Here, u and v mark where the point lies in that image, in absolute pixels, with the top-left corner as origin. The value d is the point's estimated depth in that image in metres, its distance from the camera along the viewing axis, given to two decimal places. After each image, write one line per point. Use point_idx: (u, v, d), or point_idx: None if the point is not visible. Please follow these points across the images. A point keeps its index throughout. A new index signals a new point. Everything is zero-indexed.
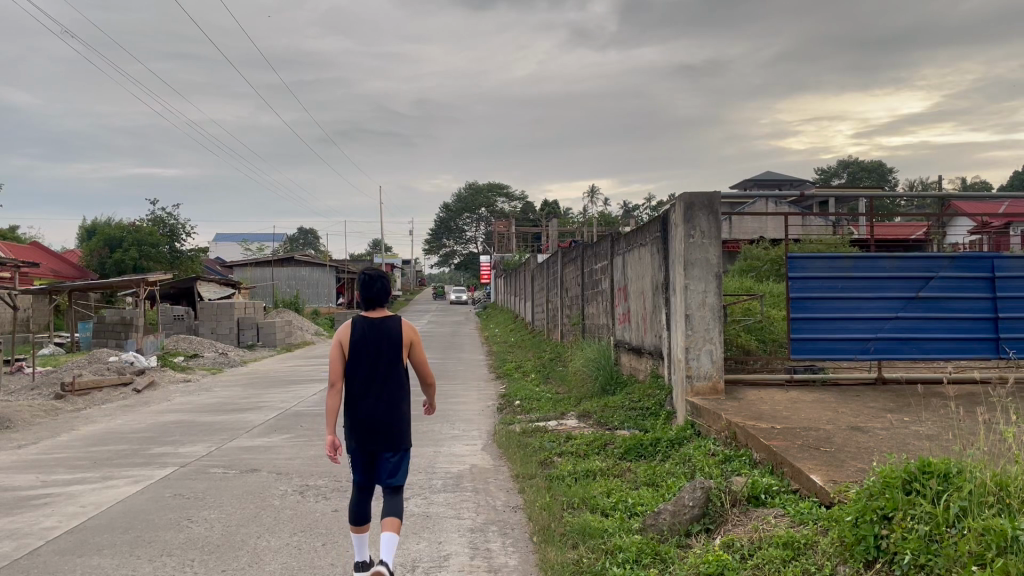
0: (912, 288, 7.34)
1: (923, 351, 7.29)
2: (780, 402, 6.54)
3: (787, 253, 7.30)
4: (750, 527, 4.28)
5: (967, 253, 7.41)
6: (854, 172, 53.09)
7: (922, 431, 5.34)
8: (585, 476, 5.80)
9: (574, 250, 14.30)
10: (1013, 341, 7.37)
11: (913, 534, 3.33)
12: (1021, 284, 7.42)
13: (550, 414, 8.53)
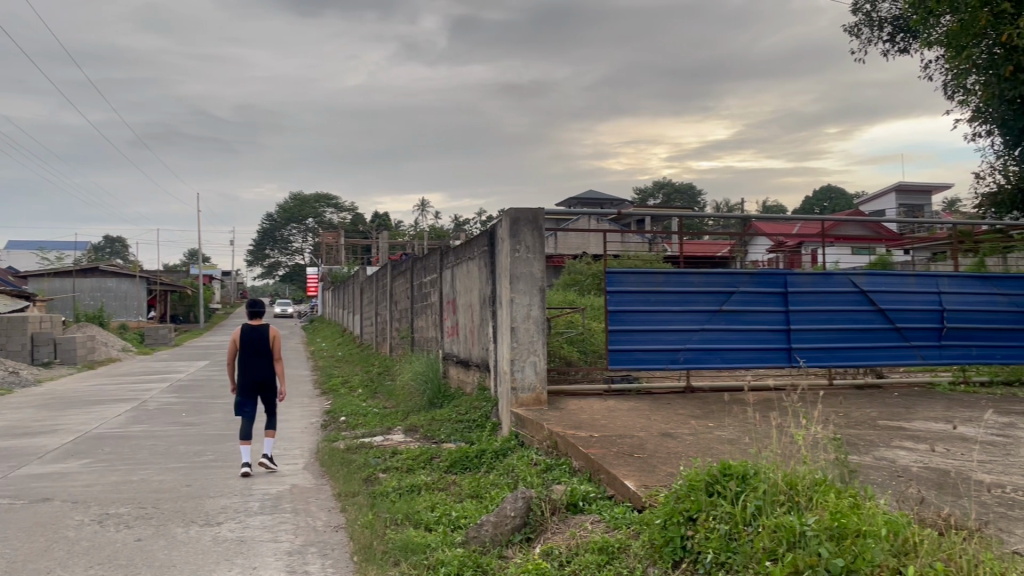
0: (716, 302, 7.88)
1: (726, 360, 7.85)
2: (598, 411, 6.80)
3: (605, 268, 7.59)
4: (568, 535, 4.41)
5: (762, 270, 8.05)
6: (668, 193, 56.31)
7: (724, 436, 5.72)
8: (410, 492, 5.73)
9: (403, 262, 14.22)
10: (803, 351, 8.08)
11: (714, 533, 3.59)
12: (809, 299, 8.16)
13: (375, 429, 8.40)
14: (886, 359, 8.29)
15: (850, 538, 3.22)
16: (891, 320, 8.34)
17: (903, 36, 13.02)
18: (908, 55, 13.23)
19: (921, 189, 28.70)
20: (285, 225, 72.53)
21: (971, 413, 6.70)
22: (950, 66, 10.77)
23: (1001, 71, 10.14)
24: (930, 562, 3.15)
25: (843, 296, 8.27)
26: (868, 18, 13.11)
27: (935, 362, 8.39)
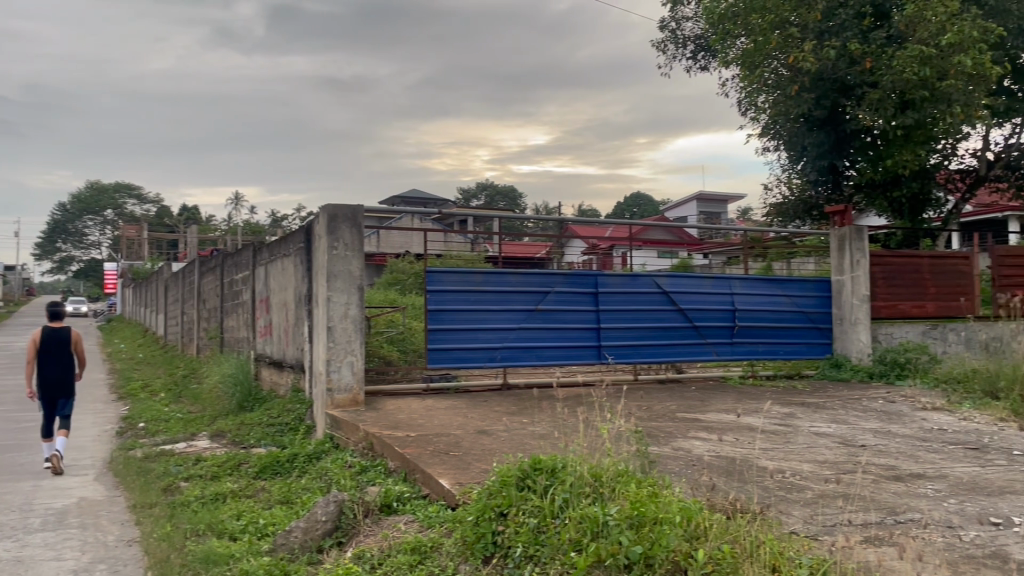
0: (532, 301, 8.09)
1: (541, 358, 8.08)
2: (415, 410, 6.77)
3: (425, 267, 7.57)
4: (380, 537, 4.36)
5: (576, 271, 8.36)
6: (489, 195, 57.16)
7: (536, 432, 5.88)
8: (214, 501, 5.44)
9: (213, 259, 13.50)
10: (612, 348, 8.48)
11: (524, 527, 3.67)
12: (619, 299, 8.57)
13: (178, 435, 7.90)
14: (685, 355, 8.88)
15: (648, 525, 3.40)
16: (690, 319, 8.92)
17: (704, 54, 14.00)
18: (708, 73, 14.26)
19: (718, 198, 30.92)
20: (80, 217, 66.78)
21: (758, 405, 7.30)
22: (745, 84, 11.66)
23: (788, 91, 11.12)
24: (719, 544, 3.39)
25: (649, 297, 8.75)
26: (674, 36, 13.97)
27: (728, 358, 9.09)
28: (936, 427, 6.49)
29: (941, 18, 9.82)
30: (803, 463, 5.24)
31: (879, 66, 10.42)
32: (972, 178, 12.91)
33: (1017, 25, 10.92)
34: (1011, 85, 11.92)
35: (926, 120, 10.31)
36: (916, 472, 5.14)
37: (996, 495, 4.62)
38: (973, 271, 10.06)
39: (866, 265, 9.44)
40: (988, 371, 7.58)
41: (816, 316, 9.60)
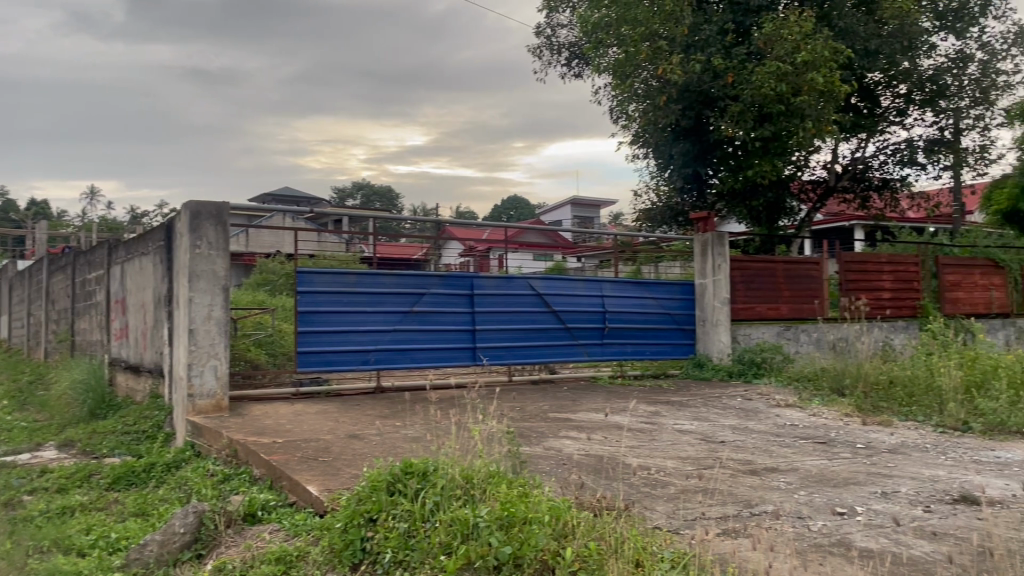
0: (407, 303, 8.01)
1: (415, 360, 8.03)
2: (283, 415, 6.56)
3: (295, 267, 7.34)
4: (243, 547, 4.19)
5: (451, 273, 8.34)
6: (366, 195, 56.29)
7: (409, 435, 5.82)
8: (60, 515, 5.07)
9: (63, 257, 12.64)
10: (486, 350, 8.52)
11: (393, 532, 3.61)
12: (494, 301, 8.62)
13: (20, 446, 7.32)
14: (557, 356, 9.04)
15: (517, 525, 3.42)
16: (562, 321, 9.09)
17: (578, 62, 14.30)
18: (582, 80, 14.58)
19: (591, 203, 31.64)
20: None
21: (626, 404, 7.51)
22: (616, 92, 11.98)
23: (656, 101, 11.50)
24: (586, 541, 3.45)
25: (523, 298, 8.84)
26: (549, 42, 14.21)
27: (599, 358, 9.33)
28: (788, 422, 6.88)
29: (796, 38, 10.45)
30: (667, 460, 5.43)
31: (740, 80, 10.96)
32: (822, 189, 13.78)
33: (862, 48, 11.75)
34: (857, 103, 12.81)
35: (782, 132, 10.93)
36: (770, 465, 5.42)
37: (841, 485, 4.94)
38: (824, 275, 10.60)
39: (727, 270, 9.84)
40: (834, 369, 8.10)
41: (681, 317, 9.99)
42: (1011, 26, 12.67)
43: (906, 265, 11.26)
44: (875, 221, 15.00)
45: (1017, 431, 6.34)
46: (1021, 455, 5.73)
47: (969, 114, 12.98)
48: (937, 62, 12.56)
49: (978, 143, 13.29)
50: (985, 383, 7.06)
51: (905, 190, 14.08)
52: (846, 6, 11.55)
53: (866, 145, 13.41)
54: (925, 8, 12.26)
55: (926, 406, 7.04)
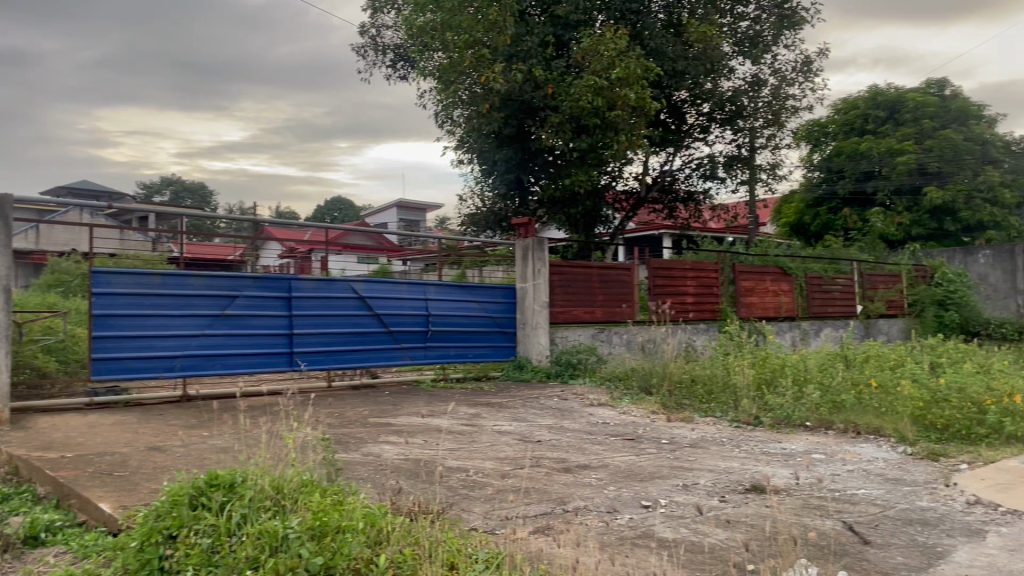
0: (218, 306, 7.61)
1: (227, 366, 7.65)
2: (75, 428, 6.03)
3: (90, 267, 6.77)
4: (21, 573, 3.77)
5: (267, 275, 8.02)
6: (178, 191, 53.07)
7: (218, 445, 5.53)
8: None
9: None
10: (304, 355, 8.26)
11: (196, 548, 3.38)
12: (313, 304, 8.37)
13: None
14: (378, 360, 8.92)
15: (330, 535, 3.34)
16: (384, 324, 8.98)
17: (403, 64, 14.23)
18: (407, 82, 14.51)
19: (418, 206, 31.53)
20: None
21: (447, 406, 7.54)
22: (440, 97, 11.99)
23: (479, 108, 11.63)
24: (400, 547, 3.42)
25: (343, 301, 8.65)
26: (374, 42, 14.05)
27: (421, 361, 9.30)
28: (601, 421, 7.18)
29: (611, 54, 10.97)
30: (485, 461, 5.50)
31: (559, 91, 11.34)
32: (634, 199, 14.51)
33: (671, 68, 12.50)
34: (665, 119, 13.61)
35: (597, 143, 11.40)
36: (583, 463, 5.62)
37: (647, 480, 5.21)
38: (635, 281, 11.14)
39: (546, 275, 10.11)
40: (643, 369, 8.55)
41: (502, 320, 10.15)
42: (798, 56, 13.95)
43: (707, 272, 12.10)
44: (681, 230, 15.99)
45: (800, 424, 6.97)
46: (803, 445, 6.31)
47: (763, 133, 14.14)
48: (736, 84, 13.59)
49: (770, 161, 14.50)
50: (774, 381, 7.68)
51: (707, 202, 15.11)
52: (656, 27, 12.25)
53: (674, 159, 14.28)
54: (725, 34, 13.24)
55: (723, 403, 7.58)
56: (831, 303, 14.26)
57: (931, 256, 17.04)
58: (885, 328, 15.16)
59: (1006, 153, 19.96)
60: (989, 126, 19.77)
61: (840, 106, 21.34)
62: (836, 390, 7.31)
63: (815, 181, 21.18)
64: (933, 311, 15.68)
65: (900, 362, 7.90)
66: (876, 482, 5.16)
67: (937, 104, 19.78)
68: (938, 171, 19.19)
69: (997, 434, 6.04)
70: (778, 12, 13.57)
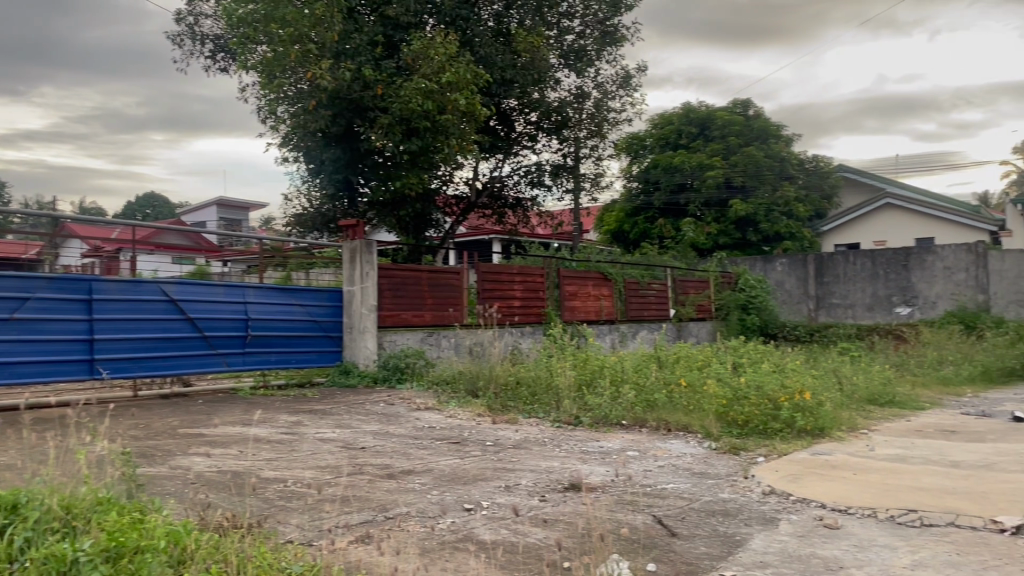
0: (4, 309, 6.90)
1: (14, 375, 6.94)
2: None
3: None
4: None
5: (63, 275, 7.37)
6: None
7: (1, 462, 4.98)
8: None
9: None
10: (106, 362, 7.65)
11: None
12: (117, 307, 7.78)
13: None
14: (191, 368, 8.43)
15: (127, 557, 3.11)
16: (198, 329, 8.49)
17: (224, 55, 13.57)
18: (227, 75, 13.85)
19: (238, 205, 30.09)
20: None
21: (266, 415, 7.23)
22: (264, 92, 11.51)
23: (305, 105, 11.28)
24: (207, 565, 3.21)
25: (152, 304, 8.10)
26: (191, 31, 13.30)
27: (238, 368, 8.88)
28: (426, 425, 7.15)
29: (441, 59, 11.03)
30: (305, 470, 5.31)
31: (389, 93, 11.23)
32: (464, 204, 14.60)
33: (500, 76, 12.70)
34: (495, 126, 13.81)
35: (427, 147, 11.38)
36: (406, 468, 5.57)
37: (469, 482, 5.23)
38: (464, 285, 11.17)
39: (375, 278, 9.94)
40: (470, 372, 8.61)
41: (327, 324, 9.88)
42: (619, 71, 14.60)
43: (533, 276, 12.38)
44: (509, 235, 16.28)
45: (616, 423, 7.28)
46: (619, 444, 6.58)
47: (586, 144, 14.67)
48: (561, 95, 14.04)
49: (593, 171, 15.08)
50: (593, 381, 7.96)
51: (535, 208, 15.48)
52: (485, 35, 12.43)
53: (502, 165, 14.51)
54: (552, 46, 13.64)
55: (546, 404, 7.78)
56: (647, 306, 15.03)
57: (736, 263, 18.35)
58: (695, 331, 16.11)
59: (799, 170, 21.88)
60: (786, 145, 21.60)
61: (656, 121, 22.54)
62: (650, 389, 7.68)
63: (634, 191, 22.23)
64: (737, 315, 16.90)
65: (707, 362, 8.43)
66: (684, 476, 5.47)
67: (742, 122, 21.37)
68: (741, 185, 20.76)
69: (789, 427, 6.58)
70: (600, 28, 14.19)
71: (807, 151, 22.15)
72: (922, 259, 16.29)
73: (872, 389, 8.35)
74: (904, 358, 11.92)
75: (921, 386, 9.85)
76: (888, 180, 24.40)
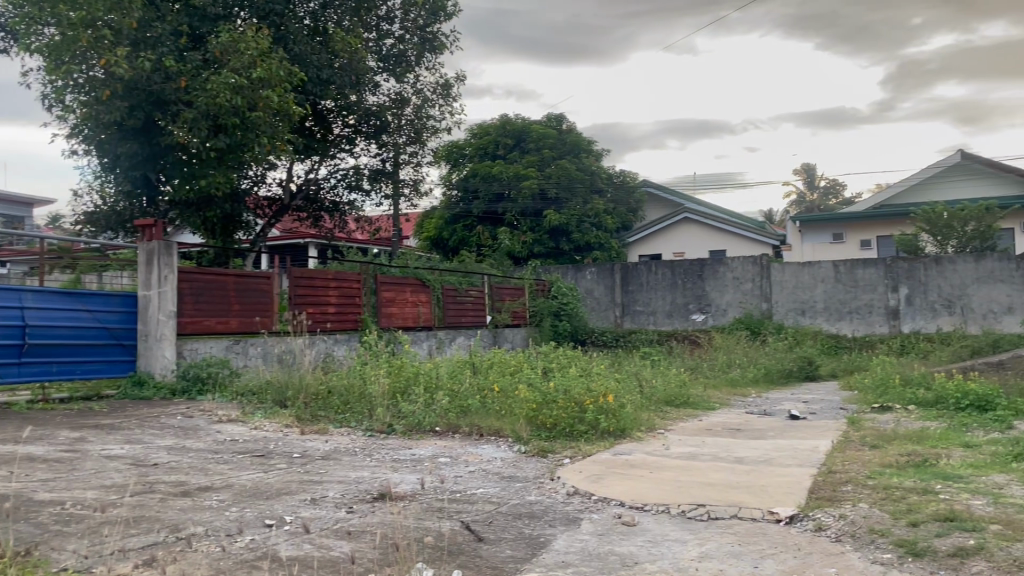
0: None
1: None
2: None
3: None
4: None
5: None
6: None
7: None
8: None
9: None
10: None
11: None
12: None
13: None
14: None
15: None
16: None
17: (4, 35, 12.29)
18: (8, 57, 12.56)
19: (18, 200, 27.28)
20: None
21: (43, 431, 6.57)
22: (49, 78, 10.54)
23: (98, 95, 10.43)
24: None
25: None
26: None
27: (13, 381, 8.03)
28: (228, 438, 6.78)
29: (252, 54, 10.63)
30: (87, 490, 4.87)
31: (194, 87, 10.63)
32: (277, 206, 14.13)
33: (316, 75, 12.38)
34: (311, 126, 13.45)
35: (236, 145, 10.86)
36: (203, 484, 5.24)
37: (272, 497, 5.00)
38: (274, 290, 10.72)
39: (175, 281, 9.32)
40: (278, 381, 8.28)
41: (119, 332, 9.14)
42: (439, 79, 14.66)
43: (349, 282, 12.13)
44: (325, 240, 15.88)
45: (429, 430, 7.27)
46: (431, 450, 6.57)
47: (405, 150, 14.60)
48: (380, 100, 13.88)
49: (412, 177, 15.01)
50: (407, 388, 7.88)
51: (352, 213, 15.19)
52: (300, 33, 12.09)
53: (318, 167, 14.16)
54: (370, 50, 13.47)
55: (358, 413, 7.63)
56: (463, 313, 15.15)
57: (549, 272, 18.92)
58: (509, 337, 16.42)
59: (607, 184, 22.99)
60: (596, 159, 22.63)
61: (474, 130, 22.86)
62: (464, 395, 7.73)
63: (452, 199, 22.39)
64: (549, 321, 17.47)
65: (519, 368, 8.61)
66: (492, 481, 5.54)
67: (555, 136, 22.16)
68: (555, 197, 21.61)
69: (594, 429, 6.86)
70: (419, 35, 14.16)
71: (616, 166, 23.30)
72: (715, 270, 17.57)
73: (669, 391, 8.88)
74: (698, 362, 12.80)
75: (712, 388, 10.61)
76: (686, 196, 26.14)
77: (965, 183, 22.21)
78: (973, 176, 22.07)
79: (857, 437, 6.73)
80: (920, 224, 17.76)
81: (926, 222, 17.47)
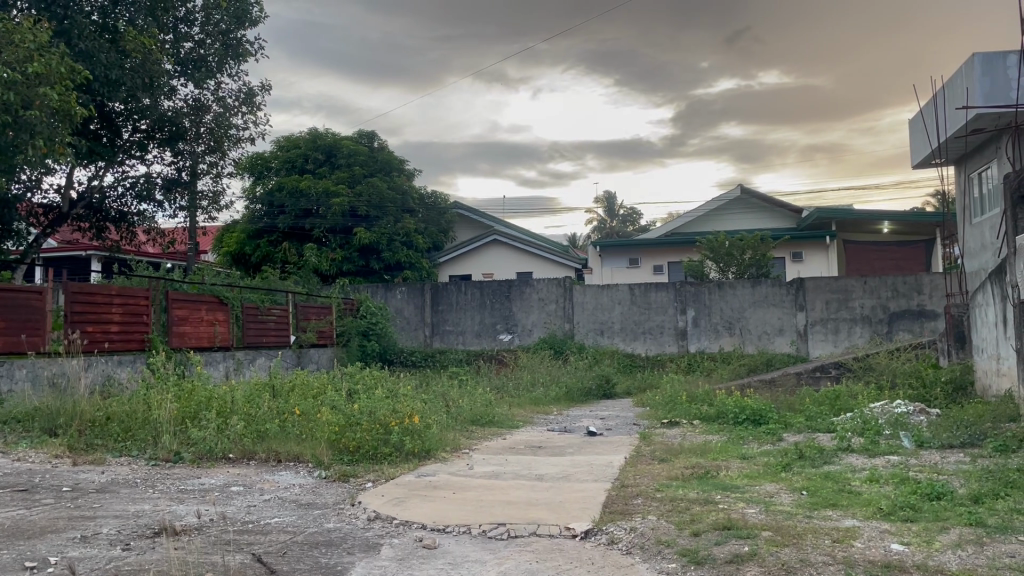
0: None
1: None
2: None
3: None
4: None
5: None
6: None
7: None
8: None
9: None
10: None
11: None
12: None
13: None
14: None
15: None
16: None
17: None
18: None
19: None
20: None
21: None
22: None
23: None
24: None
25: None
26: None
27: None
28: None
29: (28, 47, 9.59)
30: None
31: None
32: (54, 214, 12.92)
33: (103, 74, 11.41)
34: (96, 130, 12.41)
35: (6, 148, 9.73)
36: None
37: (34, 536, 4.47)
38: (47, 307, 9.71)
39: None
40: (49, 408, 7.48)
41: None
42: (242, 87, 14.04)
43: (135, 299, 11.25)
44: (110, 252, 14.71)
45: (221, 457, 6.88)
46: (222, 479, 6.18)
47: (204, 159, 13.84)
48: (176, 106, 13.09)
49: (211, 189, 14.23)
50: (198, 413, 7.36)
51: (142, 224, 14.17)
52: (87, 29, 11.16)
53: (104, 174, 13.09)
54: (165, 51, 12.70)
55: (141, 441, 7.07)
56: (265, 332, 14.50)
57: (357, 290, 18.55)
58: (314, 357, 15.89)
59: (417, 203, 23.01)
60: (407, 179, 22.61)
61: (282, 143, 22.04)
62: (262, 419, 7.36)
63: (256, 213, 21.50)
64: (357, 341, 17.16)
65: (322, 390, 8.32)
66: (289, 509, 5.28)
67: (367, 154, 21.87)
68: (366, 215, 21.28)
69: (399, 451, 6.72)
70: (221, 40, 13.51)
71: (426, 187, 23.41)
72: (522, 291, 18.06)
73: (475, 411, 8.92)
74: (504, 381, 13.02)
75: (517, 407, 10.83)
76: (495, 219, 26.71)
77: (744, 216, 24.33)
78: (751, 210, 24.22)
79: (648, 451, 7.11)
80: (705, 252, 19.23)
81: (710, 250, 18.94)
